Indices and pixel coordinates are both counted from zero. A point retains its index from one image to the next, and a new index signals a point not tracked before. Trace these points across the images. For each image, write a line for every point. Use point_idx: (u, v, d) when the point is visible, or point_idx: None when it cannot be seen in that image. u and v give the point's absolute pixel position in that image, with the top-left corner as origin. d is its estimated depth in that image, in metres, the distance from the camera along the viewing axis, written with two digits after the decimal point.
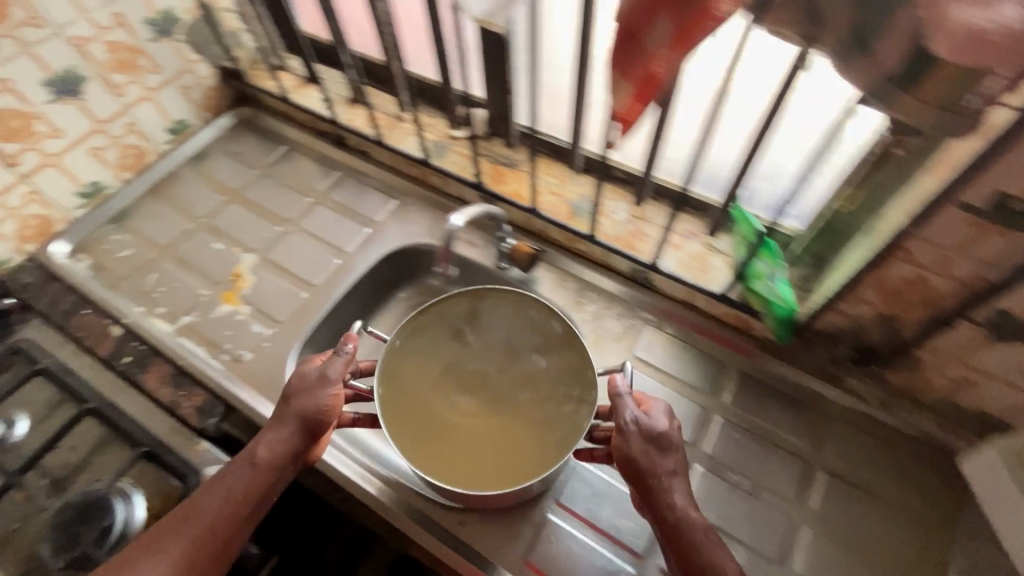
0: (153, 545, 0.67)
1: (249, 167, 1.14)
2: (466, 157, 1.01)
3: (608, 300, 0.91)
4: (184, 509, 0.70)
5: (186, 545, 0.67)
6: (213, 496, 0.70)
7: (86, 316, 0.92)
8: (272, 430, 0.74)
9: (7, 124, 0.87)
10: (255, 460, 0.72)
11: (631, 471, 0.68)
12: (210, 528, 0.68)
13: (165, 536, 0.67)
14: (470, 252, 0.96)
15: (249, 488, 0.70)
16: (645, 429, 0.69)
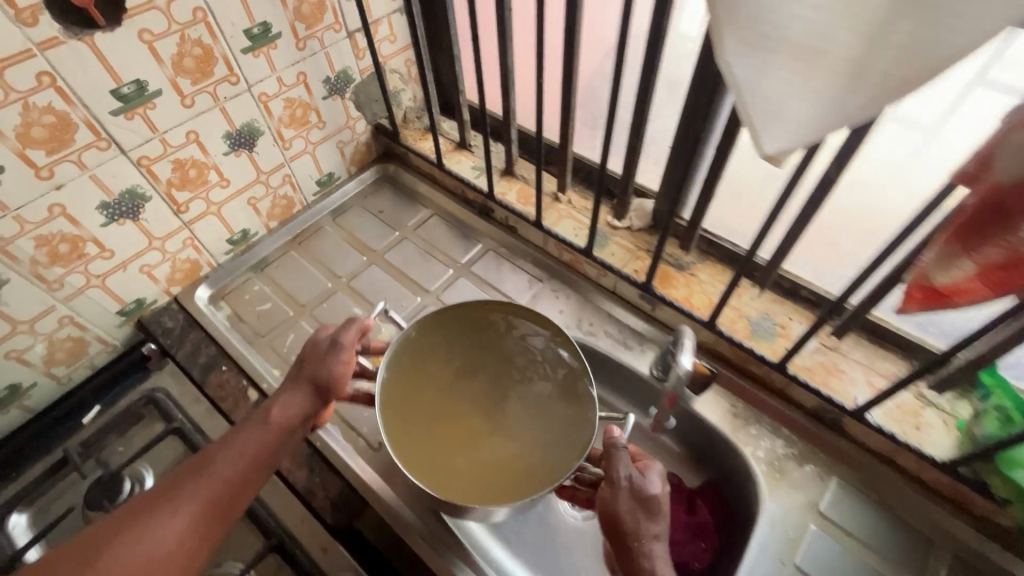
0: (158, 504, 0.58)
1: (390, 228, 1.11)
2: (628, 250, 0.94)
3: (787, 438, 0.80)
4: (194, 465, 0.61)
5: (203, 496, 0.59)
6: (223, 454, 0.62)
7: (223, 373, 0.89)
8: (281, 394, 0.67)
9: (186, 173, 0.86)
10: (267, 418, 0.65)
11: (613, 530, 0.63)
12: (226, 487, 0.60)
13: (173, 493, 0.59)
14: (628, 358, 0.90)
15: (262, 446, 0.63)
16: (636, 490, 0.63)
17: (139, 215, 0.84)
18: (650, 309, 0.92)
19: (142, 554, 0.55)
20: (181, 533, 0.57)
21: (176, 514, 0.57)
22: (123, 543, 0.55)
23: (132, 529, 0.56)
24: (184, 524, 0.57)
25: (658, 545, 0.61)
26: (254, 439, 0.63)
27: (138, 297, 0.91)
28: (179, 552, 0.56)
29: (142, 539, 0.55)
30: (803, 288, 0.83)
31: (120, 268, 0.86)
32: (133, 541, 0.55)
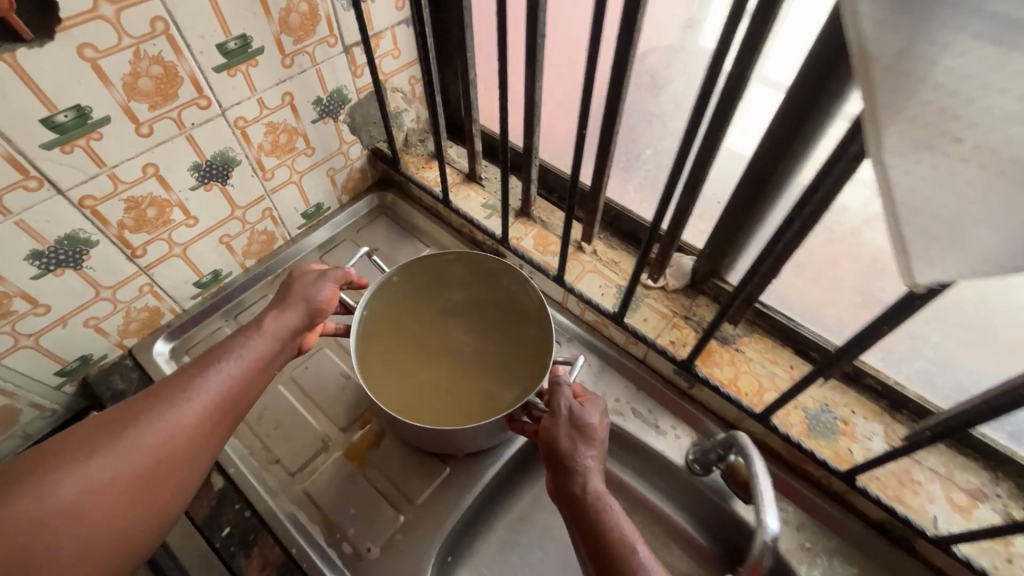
0: (160, 398, 0.52)
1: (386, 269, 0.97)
2: (662, 315, 0.82)
3: (849, 554, 0.69)
4: (192, 366, 0.56)
5: (208, 400, 0.54)
6: (226, 355, 0.57)
7: None
8: (271, 314, 0.63)
9: (143, 212, 0.72)
10: (263, 327, 0.61)
11: (550, 458, 0.59)
12: (230, 389, 0.56)
13: (173, 389, 0.53)
14: (660, 443, 0.78)
15: (262, 355, 0.59)
16: (575, 419, 0.60)
17: (84, 263, 0.69)
18: (686, 386, 0.79)
19: (149, 448, 0.50)
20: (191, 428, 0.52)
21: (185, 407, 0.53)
22: (123, 438, 0.49)
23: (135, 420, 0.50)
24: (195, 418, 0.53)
25: (593, 473, 0.57)
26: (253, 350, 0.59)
27: (82, 355, 0.76)
28: (186, 452, 0.52)
29: (145, 433, 0.50)
30: (871, 377, 0.71)
31: (59, 324, 0.71)
32: (140, 434, 0.50)
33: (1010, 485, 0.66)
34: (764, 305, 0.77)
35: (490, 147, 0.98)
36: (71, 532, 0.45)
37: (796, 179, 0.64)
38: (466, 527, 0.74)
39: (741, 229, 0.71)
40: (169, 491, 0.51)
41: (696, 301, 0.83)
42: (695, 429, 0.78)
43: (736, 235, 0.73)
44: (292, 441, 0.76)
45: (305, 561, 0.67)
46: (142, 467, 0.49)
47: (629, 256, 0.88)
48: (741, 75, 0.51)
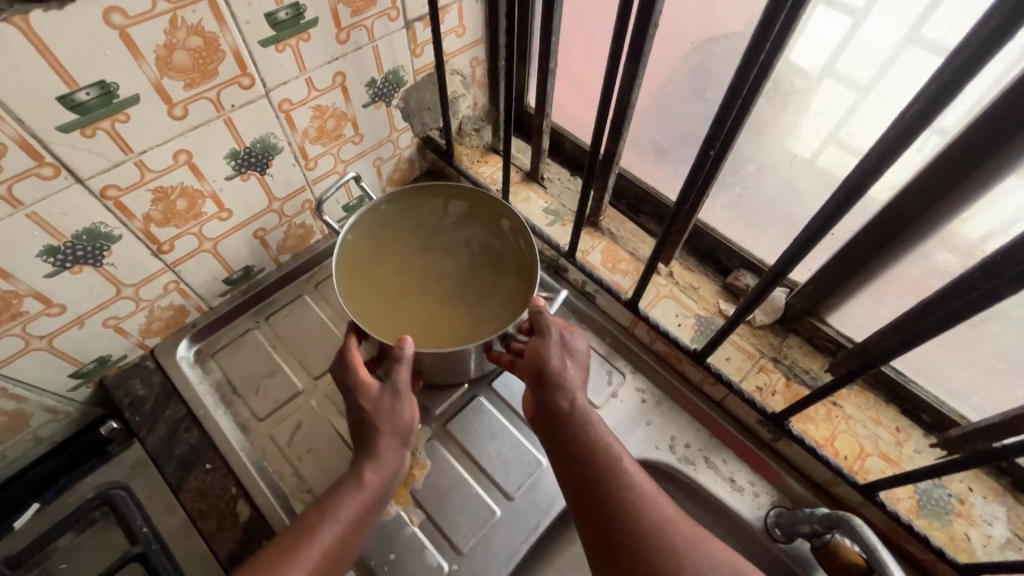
0: None
1: None
2: (747, 355, 0.72)
3: None
4: (295, 533, 0.51)
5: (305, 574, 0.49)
6: (322, 524, 0.52)
7: (207, 474, 0.67)
8: (365, 458, 0.56)
9: (171, 204, 0.62)
10: (364, 482, 0.54)
11: (536, 375, 0.59)
12: (326, 556, 0.50)
13: (281, 560, 0.49)
14: (735, 500, 0.69)
15: (360, 511, 0.54)
16: (564, 342, 0.61)
17: (104, 260, 0.61)
18: (770, 438, 0.70)
19: None
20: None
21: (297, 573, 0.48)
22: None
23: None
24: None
25: (580, 391, 0.59)
26: (352, 504, 0.53)
27: (99, 356, 0.69)
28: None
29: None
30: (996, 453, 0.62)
31: (75, 325, 0.63)
32: None
33: None
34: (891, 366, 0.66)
35: (556, 143, 0.87)
36: None
37: (948, 222, 0.53)
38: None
39: (862, 271, 0.61)
40: None
41: (786, 342, 0.73)
42: (776, 488, 0.70)
43: (853, 275, 0.62)
44: (327, 467, 0.69)
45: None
46: None
47: (709, 282, 0.78)
48: (932, 102, 0.40)
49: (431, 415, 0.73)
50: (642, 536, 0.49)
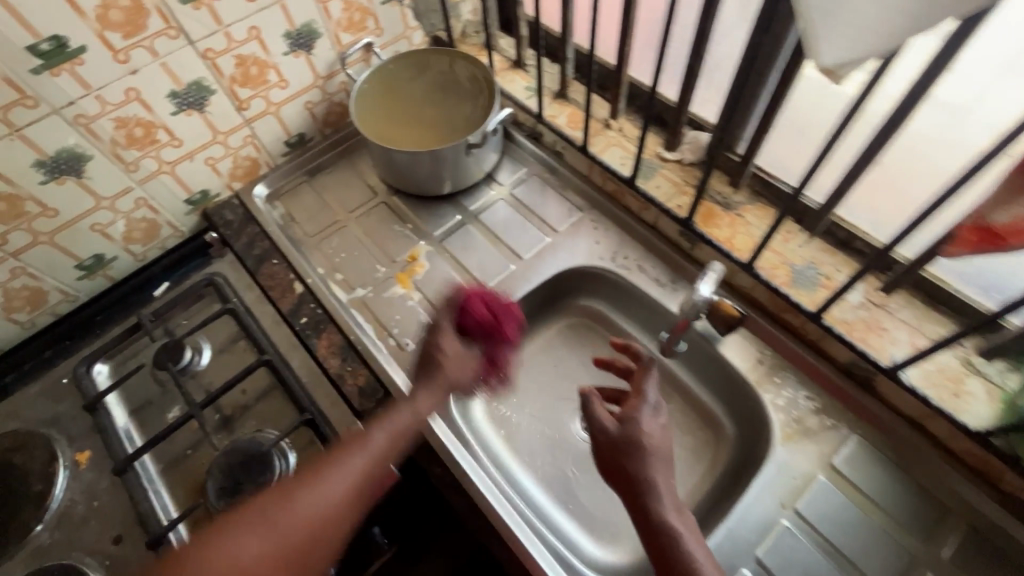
0: (312, 475, 0.65)
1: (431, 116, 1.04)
2: (674, 184, 0.91)
3: (809, 388, 0.78)
4: (355, 436, 0.69)
5: (361, 462, 0.67)
6: (375, 428, 0.71)
7: (274, 266, 0.96)
8: (420, 387, 0.76)
9: (248, 70, 0.90)
10: (385, 426, 0.71)
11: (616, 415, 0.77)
12: (363, 474, 0.67)
13: (354, 437, 0.69)
14: (656, 292, 0.90)
15: (397, 431, 0.72)
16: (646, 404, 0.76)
17: (205, 108, 0.89)
18: (689, 248, 0.89)
19: (304, 516, 0.63)
20: (344, 499, 0.65)
21: (243, 547, 0.60)
22: (302, 488, 0.64)
23: (295, 489, 0.64)
24: (350, 484, 0.66)
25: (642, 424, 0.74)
26: (381, 440, 0.70)
27: (203, 188, 0.99)
28: (348, 513, 0.65)
29: (330, 487, 0.65)
30: (859, 240, 0.77)
31: (188, 158, 0.93)
32: (295, 512, 0.63)
33: (974, 335, 0.71)
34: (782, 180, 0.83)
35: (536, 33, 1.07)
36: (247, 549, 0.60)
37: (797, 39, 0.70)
38: None
39: None
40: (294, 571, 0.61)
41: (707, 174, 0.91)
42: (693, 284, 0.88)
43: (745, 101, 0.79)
44: (356, 265, 0.96)
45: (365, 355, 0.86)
46: (294, 547, 0.61)
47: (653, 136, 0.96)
48: None
49: (431, 236, 0.99)
50: (317, 563, 0.62)
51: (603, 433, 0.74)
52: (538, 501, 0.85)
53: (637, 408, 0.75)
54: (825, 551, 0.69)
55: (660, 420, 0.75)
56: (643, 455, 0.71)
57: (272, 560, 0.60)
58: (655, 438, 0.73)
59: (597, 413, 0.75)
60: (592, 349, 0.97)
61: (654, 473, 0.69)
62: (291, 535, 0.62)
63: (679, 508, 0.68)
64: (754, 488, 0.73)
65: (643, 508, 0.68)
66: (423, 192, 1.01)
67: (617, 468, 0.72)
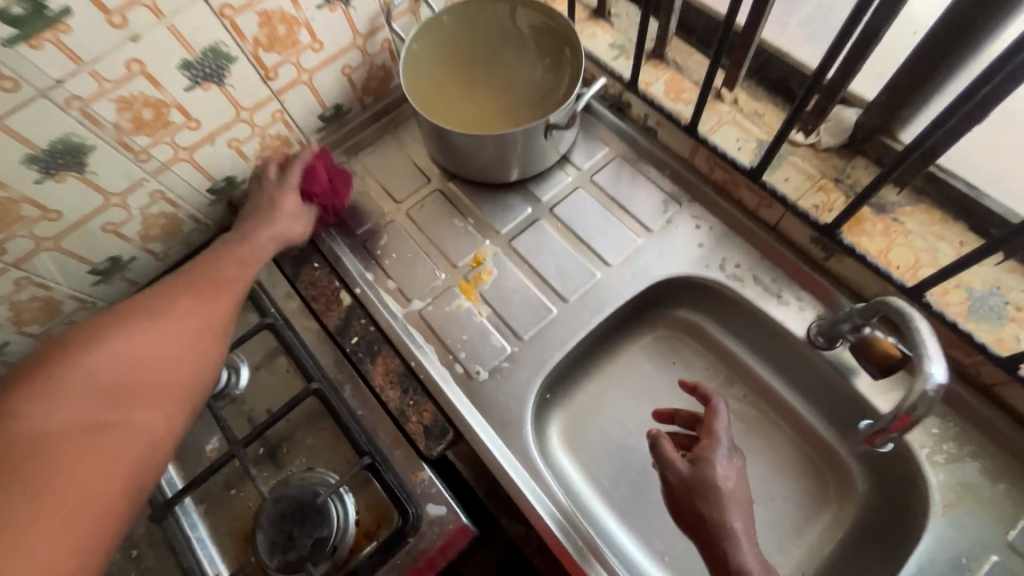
0: (97, 335, 0.58)
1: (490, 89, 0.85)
2: (808, 177, 0.72)
3: (978, 442, 0.64)
4: (236, 253, 0.72)
5: (153, 300, 0.64)
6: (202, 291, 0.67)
7: (316, 271, 0.82)
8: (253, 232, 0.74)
9: (274, 29, 0.71)
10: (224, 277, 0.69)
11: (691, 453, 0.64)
12: (198, 336, 0.64)
13: (154, 296, 0.65)
14: (777, 312, 0.74)
15: (217, 316, 0.66)
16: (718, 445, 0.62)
17: (225, 80, 0.72)
18: (821, 258, 0.72)
19: (94, 369, 0.56)
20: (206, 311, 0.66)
21: (101, 356, 0.57)
22: (200, 296, 0.66)
23: (189, 290, 0.66)
24: (219, 290, 0.68)
25: (716, 466, 0.61)
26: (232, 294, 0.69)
27: (227, 176, 0.83)
28: (204, 328, 0.64)
29: (178, 327, 0.63)
30: None
31: (208, 141, 0.77)
32: (111, 353, 0.58)
33: None
34: (961, 178, 0.65)
35: None
36: (56, 448, 0.51)
37: None
38: (564, 366, 0.79)
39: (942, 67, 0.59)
40: (142, 413, 0.57)
41: (851, 163, 0.72)
42: (825, 304, 0.72)
43: (931, 73, 0.60)
44: (411, 270, 0.82)
45: (428, 384, 0.73)
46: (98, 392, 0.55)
47: (776, 110, 0.77)
48: None
49: (498, 234, 0.83)
50: (209, 359, 0.64)
51: (676, 480, 0.61)
52: (630, 553, 0.74)
53: (711, 445, 0.62)
54: None
55: (736, 460, 0.62)
56: (719, 502, 0.59)
57: (127, 361, 0.58)
58: (732, 483, 0.60)
59: (669, 457, 0.62)
60: (686, 368, 0.82)
61: (734, 521, 0.58)
62: (144, 346, 0.60)
63: (759, 554, 0.58)
64: (907, 572, 0.60)
65: (718, 558, 0.57)
66: (487, 179, 0.84)
67: (690, 516, 0.59)
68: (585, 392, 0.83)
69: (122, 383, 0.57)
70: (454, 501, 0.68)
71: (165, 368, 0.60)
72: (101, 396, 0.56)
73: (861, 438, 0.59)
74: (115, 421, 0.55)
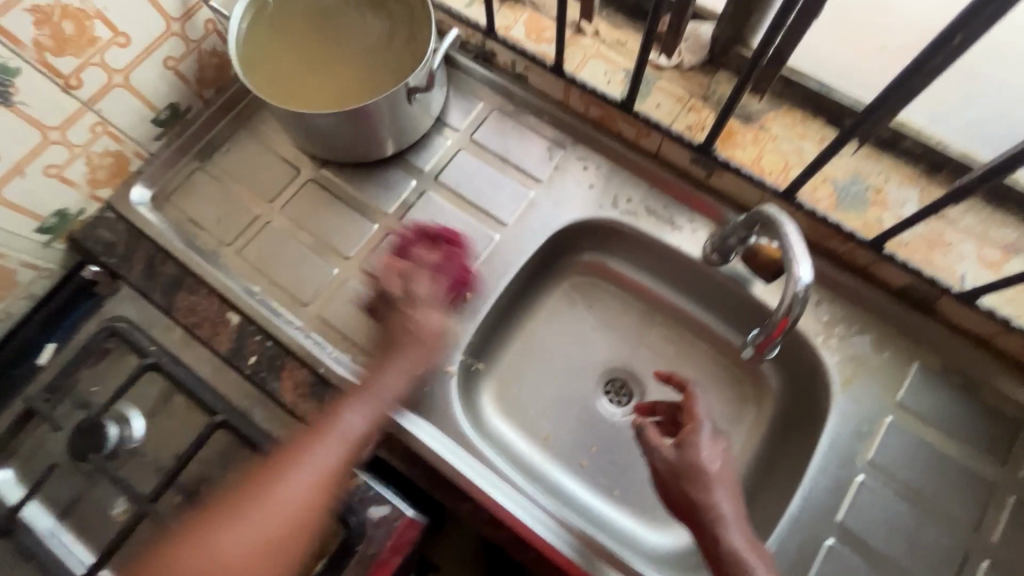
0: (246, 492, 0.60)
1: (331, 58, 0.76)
2: (678, 100, 0.72)
3: (864, 320, 0.69)
4: (318, 429, 0.63)
5: (305, 477, 0.60)
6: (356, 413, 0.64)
7: (193, 295, 0.74)
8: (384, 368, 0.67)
9: (58, 27, 0.60)
10: (384, 391, 0.66)
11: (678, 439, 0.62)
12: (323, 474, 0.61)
13: (284, 453, 0.62)
14: (674, 238, 0.75)
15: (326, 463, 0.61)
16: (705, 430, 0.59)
17: (13, 98, 0.60)
18: (704, 177, 0.73)
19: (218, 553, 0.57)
20: (332, 468, 0.61)
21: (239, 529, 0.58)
22: (323, 445, 0.62)
23: (318, 441, 0.62)
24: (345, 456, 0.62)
25: (702, 448, 0.58)
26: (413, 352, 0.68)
27: (58, 209, 0.72)
28: (316, 496, 0.60)
29: (309, 459, 0.61)
30: (910, 139, 0.64)
31: (16, 174, 0.65)
32: (251, 519, 0.58)
33: None
34: (812, 76, 0.67)
35: None
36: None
37: None
38: (482, 336, 0.77)
39: None
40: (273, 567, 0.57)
41: (715, 79, 0.73)
42: (714, 222, 0.74)
43: None
44: (299, 272, 0.76)
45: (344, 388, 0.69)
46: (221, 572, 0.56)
47: (637, 36, 0.76)
48: None
49: (385, 215, 0.78)
50: (299, 468, 0.60)
51: (663, 465, 0.59)
52: (583, 499, 0.75)
53: (695, 427, 0.60)
54: (904, 497, 0.64)
55: (723, 442, 0.59)
56: (706, 483, 0.56)
57: (258, 556, 0.57)
58: (718, 464, 0.57)
59: (653, 442, 0.60)
60: (603, 311, 0.83)
61: (721, 502, 0.55)
62: (275, 507, 0.59)
63: (750, 536, 0.54)
64: (822, 451, 0.65)
65: (705, 538, 0.54)
66: (361, 159, 0.78)
67: (679, 499, 0.57)
68: (510, 356, 0.82)
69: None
70: (396, 497, 0.65)
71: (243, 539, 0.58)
72: None
73: (750, 350, 0.63)
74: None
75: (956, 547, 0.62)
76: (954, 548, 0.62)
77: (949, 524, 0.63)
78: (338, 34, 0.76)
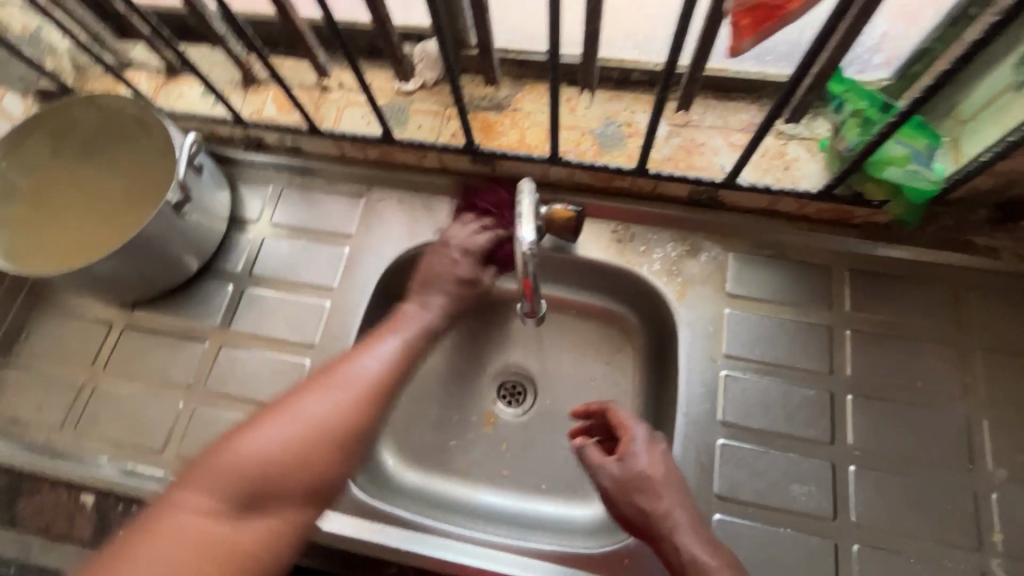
0: (305, 395, 0.57)
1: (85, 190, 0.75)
2: (435, 114, 0.76)
3: (674, 235, 0.75)
4: (331, 367, 0.61)
5: (345, 395, 0.58)
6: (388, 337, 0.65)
7: (36, 495, 0.69)
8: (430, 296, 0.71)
9: None
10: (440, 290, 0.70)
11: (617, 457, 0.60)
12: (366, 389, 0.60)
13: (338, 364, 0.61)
14: None
15: (362, 394, 0.59)
16: (637, 439, 0.58)
17: None
18: (490, 171, 0.77)
19: (260, 456, 0.52)
20: (347, 404, 0.58)
21: (274, 432, 0.54)
22: (330, 386, 0.59)
23: (333, 378, 0.59)
24: (375, 376, 0.61)
25: (640, 458, 0.56)
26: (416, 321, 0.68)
27: None
28: (345, 424, 0.57)
29: (327, 398, 0.58)
30: (632, 72, 0.71)
31: None
32: (288, 422, 0.55)
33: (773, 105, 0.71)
34: (532, 52, 0.73)
35: (173, 24, 0.81)
36: (248, 506, 0.50)
37: None
38: None
39: None
40: (293, 480, 0.53)
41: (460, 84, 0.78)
42: None
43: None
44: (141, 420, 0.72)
45: None
46: (248, 473, 0.51)
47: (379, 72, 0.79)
48: None
49: (213, 329, 0.76)
50: (314, 402, 0.57)
51: (608, 483, 0.57)
52: (513, 507, 0.75)
53: (628, 436, 0.58)
54: (765, 373, 0.68)
55: (659, 444, 0.58)
56: (655, 492, 0.54)
57: (278, 465, 0.53)
58: (659, 470, 0.55)
59: (594, 463, 0.58)
60: (466, 325, 0.85)
61: (671, 507, 0.53)
62: (314, 421, 0.56)
63: (708, 537, 0.52)
64: (684, 365, 0.69)
65: (666, 552, 0.52)
66: (164, 287, 0.75)
67: (633, 518, 0.55)
68: (395, 405, 0.81)
69: (250, 489, 0.51)
70: None
71: (304, 465, 0.54)
72: (235, 489, 0.50)
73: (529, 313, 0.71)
74: (259, 504, 0.51)
75: (823, 395, 0.67)
76: (821, 397, 0.67)
77: (809, 377, 0.68)
78: (119, 194, 0.74)
